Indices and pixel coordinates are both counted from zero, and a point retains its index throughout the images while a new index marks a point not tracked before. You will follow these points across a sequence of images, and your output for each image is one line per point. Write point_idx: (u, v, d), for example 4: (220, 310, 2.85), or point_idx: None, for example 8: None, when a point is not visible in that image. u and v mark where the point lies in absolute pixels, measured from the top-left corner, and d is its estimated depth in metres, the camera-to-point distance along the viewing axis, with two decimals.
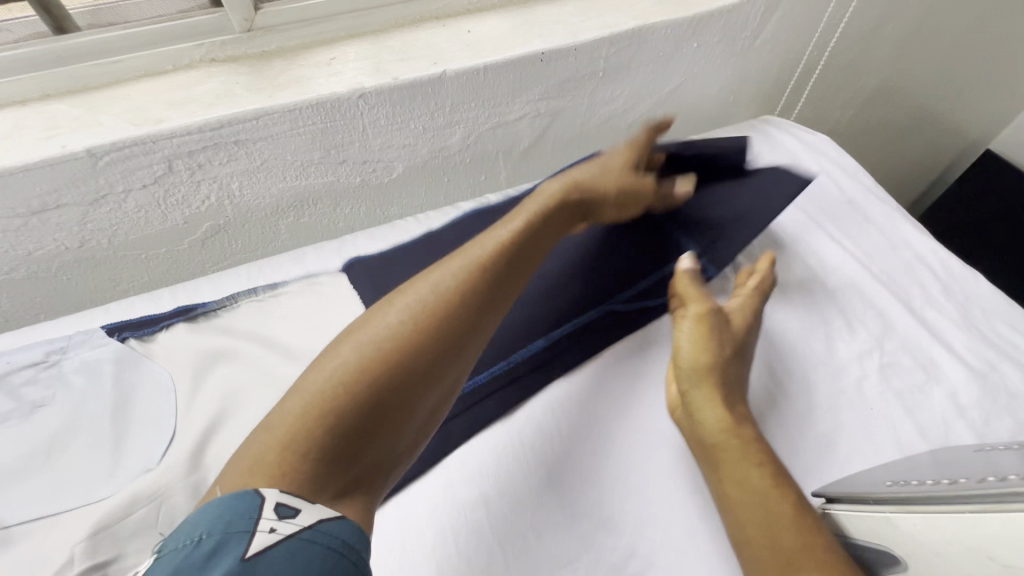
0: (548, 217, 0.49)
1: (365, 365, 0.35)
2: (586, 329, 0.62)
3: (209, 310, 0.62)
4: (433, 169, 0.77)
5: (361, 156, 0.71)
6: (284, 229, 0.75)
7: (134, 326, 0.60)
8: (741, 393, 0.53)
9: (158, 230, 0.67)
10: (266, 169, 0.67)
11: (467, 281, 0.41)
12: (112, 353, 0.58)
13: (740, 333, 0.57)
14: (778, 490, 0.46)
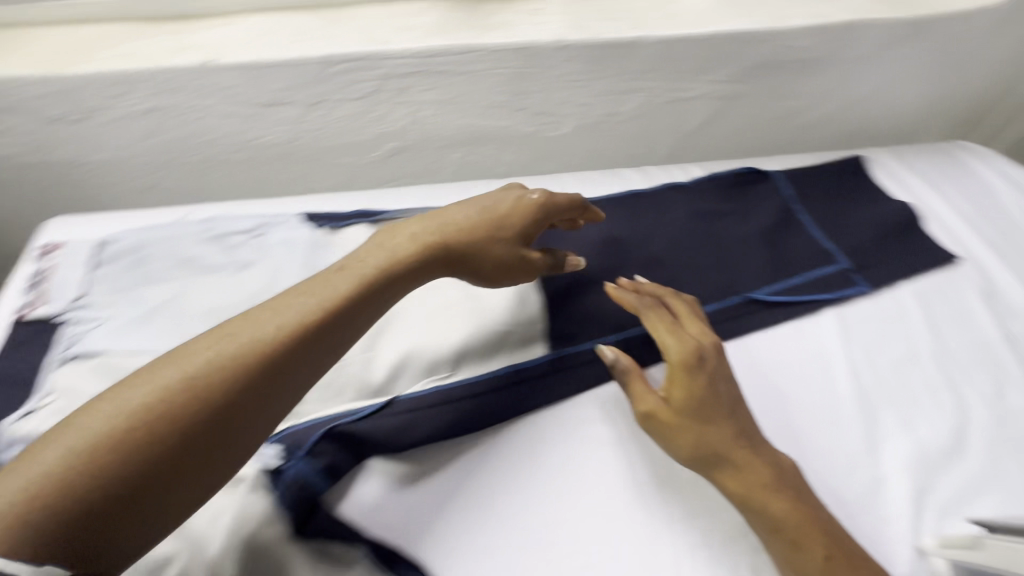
0: (394, 270, 0.45)
1: (178, 401, 0.34)
2: (728, 310, 0.63)
3: (388, 218, 0.69)
4: (600, 132, 0.79)
5: (539, 107, 0.75)
6: (451, 163, 0.81)
7: (328, 218, 0.69)
8: (737, 430, 0.50)
9: (352, 141, 0.75)
10: (457, 102, 0.72)
11: (266, 318, 0.39)
12: (307, 236, 0.66)
13: (703, 379, 0.52)
14: (817, 523, 0.46)
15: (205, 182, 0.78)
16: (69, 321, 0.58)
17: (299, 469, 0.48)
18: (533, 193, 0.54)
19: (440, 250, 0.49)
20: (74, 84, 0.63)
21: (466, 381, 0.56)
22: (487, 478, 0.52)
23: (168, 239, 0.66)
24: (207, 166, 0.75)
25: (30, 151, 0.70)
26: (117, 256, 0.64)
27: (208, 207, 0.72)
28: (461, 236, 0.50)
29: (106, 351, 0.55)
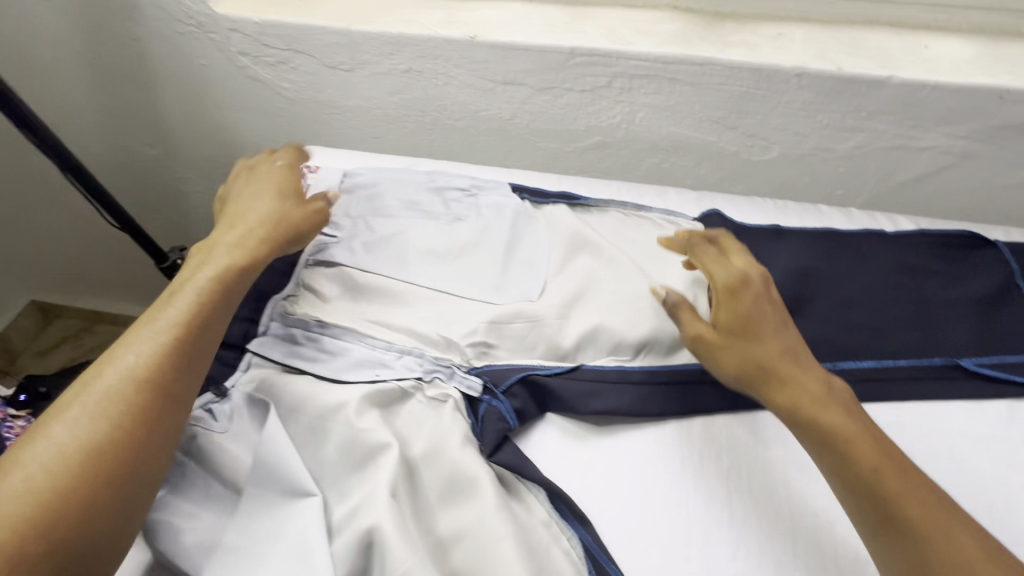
0: (230, 270, 0.55)
1: (169, 354, 0.48)
2: (925, 370, 0.60)
3: (585, 205, 0.74)
4: (805, 165, 0.78)
5: (752, 129, 0.75)
6: (644, 166, 0.83)
7: (533, 192, 0.75)
8: (778, 348, 0.52)
9: (562, 128, 0.81)
10: (673, 110, 0.75)
11: (222, 251, 0.56)
12: (513, 205, 0.73)
13: (743, 301, 0.55)
14: (895, 466, 0.44)
15: (423, 141, 0.87)
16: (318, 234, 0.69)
17: (498, 401, 0.56)
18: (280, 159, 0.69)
19: (278, 197, 0.63)
20: (357, 38, 0.75)
21: (645, 367, 0.59)
22: (655, 460, 0.54)
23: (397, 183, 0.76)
24: (431, 127, 0.85)
25: (301, 88, 0.83)
26: (356, 188, 0.75)
27: (428, 164, 0.82)
28: (273, 188, 0.65)
29: (348, 266, 0.65)
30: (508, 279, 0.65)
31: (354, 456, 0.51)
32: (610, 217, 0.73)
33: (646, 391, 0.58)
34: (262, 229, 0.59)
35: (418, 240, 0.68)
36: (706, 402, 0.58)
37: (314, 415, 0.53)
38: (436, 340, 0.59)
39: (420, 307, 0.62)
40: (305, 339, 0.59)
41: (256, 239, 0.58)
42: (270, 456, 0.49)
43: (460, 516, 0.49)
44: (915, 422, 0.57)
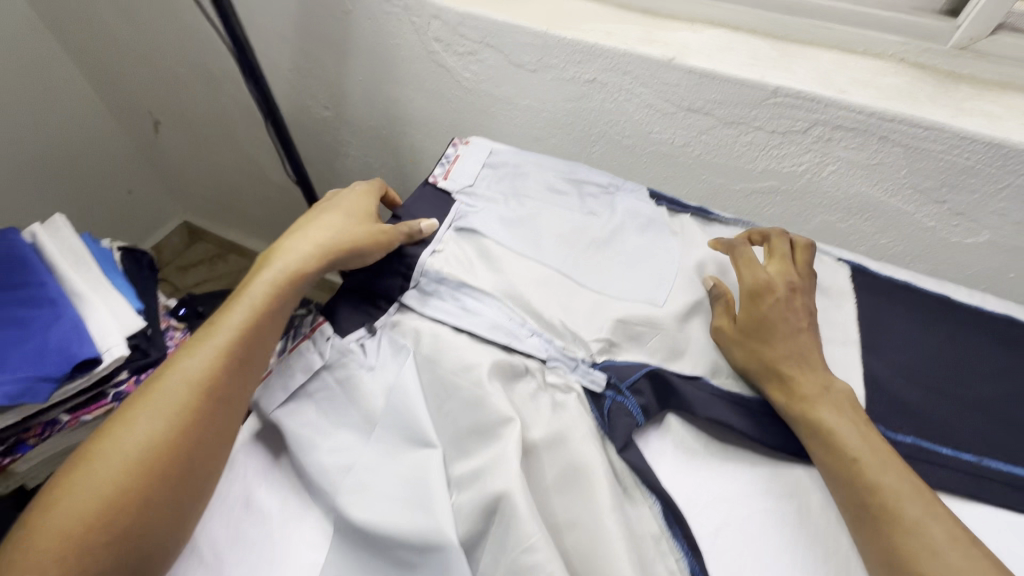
0: (292, 276, 0.57)
1: (239, 332, 0.52)
2: None
3: (719, 222, 0.72)
4: (1019, 259, 0.68)
5: (961, 208, 0.67)
6: (816, 221, 0.77)
7: (672, 201, 0.74)
8: (788, 348, 0.56)
9: (735, 166, 0.76)
10: (872, 169, 0.68)
11: (295, 248, 0.59)
12: (671, 235, 0.70)
13: (767, 305, 0.59)
14: (893, 472, 0.47)
15: (582, 151, 0.86)
16: (458, 202, 0.71)
17: (623, 397, 0.54)
18: (353, 194, 0.68)
19: (348, 219, 0.63)
20: (551, 42, 0.75)
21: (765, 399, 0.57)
22: (778, 512, 0.50)
23: (536, 167, 0.78)
24: (595, 139, 0.84)
25: (480, 79, 0.85)
26: (499, 164, 0.78)
27: (576, 165, 0.79)
28: (344, 212, 0.64)
29: (486, 235, 0.67)
30: (633, 283, 0.64)
31: (477, 421, 0.50)
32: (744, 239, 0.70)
33: (762, 425, 0.55)
34: (324, 242, 0.59)
35: (555, 228, 0.69)
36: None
37: (448, 373, 0.53)
38: (564, 331, 0.59)
39: (548, 290, 0.63)
40: (449, 296, 0.61)
41: (330, 237, 0.59)
42: (405, 402, 0.52)
43: (575, 507, 0.48)
44: None
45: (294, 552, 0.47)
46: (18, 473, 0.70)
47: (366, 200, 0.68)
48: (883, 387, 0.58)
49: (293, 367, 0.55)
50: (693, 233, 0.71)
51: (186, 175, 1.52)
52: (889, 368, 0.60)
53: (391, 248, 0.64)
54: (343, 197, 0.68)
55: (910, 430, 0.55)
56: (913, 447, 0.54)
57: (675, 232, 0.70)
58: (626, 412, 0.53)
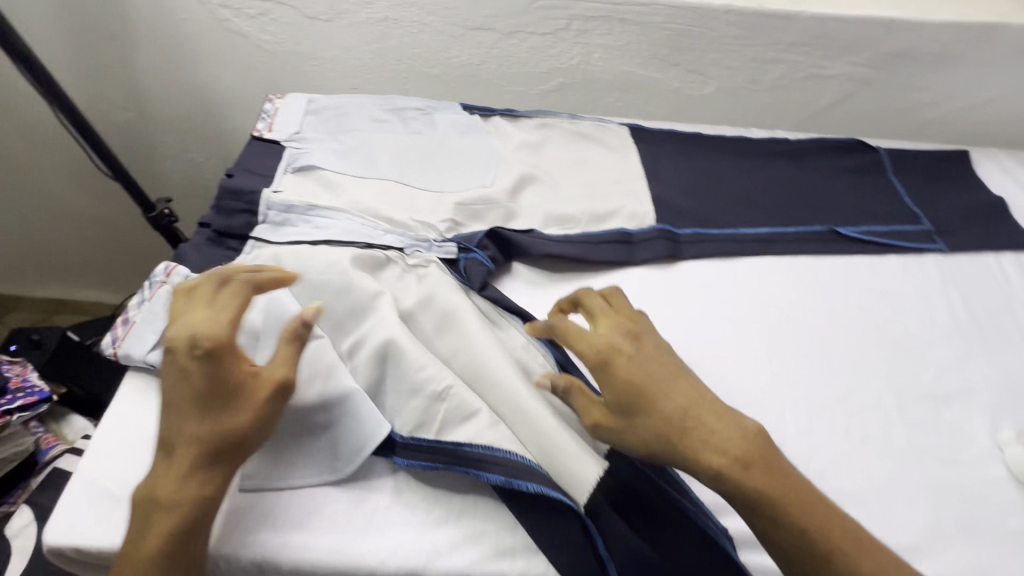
0: (215, 448, 0.41)
1: (177, 529, 0.40)
2: (815, 235, 0.72)
3: (524, 116, 0.85)
4: (741, 96, 0.90)
5: (691, 65, 0.86)
6: (602, 106, 0.93)
7: (482, 108, 0.85)
8: (678, 407, 0.43)
9: (527, 72, 0.90)
10: (623, 49, 0.85)
11: (169, 470, 0.41)
12: (488, 134, 0.81)
13: (624, 371, 0.45)
14: (835, 528, 0.41)
15: (398, 90, 0.94)
16: (288, 147, 0.74)
17: (473, 254, 0.64)
18: (198, 339, 0.42)
19: (227, 404, 0.42)
20: None
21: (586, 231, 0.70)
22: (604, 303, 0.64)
23: (357, 105, 0.83)
24: (406, 76, 0.92)
25: (281, 40, 0.88)
26: (320, 110, 0.82)
27: (393, 97, 0.87)
28: (202, 374, 0.42)
29: (323, 166, 0.72)
30: (464, 176, 0.74)
31: (352, 302, 0.56)
32: (547, 125, 0.83)
33: (589, 248, 0.68)
34: (243, 413, 0.42)
35: (386, 149, 0.76)
36: (634, 255, 0.68)
37: (315, 275, 0.58)
38: (414, 224, 0.67)
39: (390, 198, 0.70)
40: (301, 221, 0.65)
41: (235, 406, 0.42)
42: (282, 308, 0.56)
43: (453, 341, 0.56)
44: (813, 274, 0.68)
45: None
46: None
47: (210, 326, 0.43)
48: (668, 201, 0.74)
49: (158, 312, 0.55)
50: (506, 130, 0.82)
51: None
52: (671, 189, 0.76)
53: (231, 191, 0.66)
54: (176, 322, 0.44)
55: (687, 224, 0.72)
56: (691, 234, 0.70)
57: (490, 131, 0.81)
58: (480, 266, 0.63)
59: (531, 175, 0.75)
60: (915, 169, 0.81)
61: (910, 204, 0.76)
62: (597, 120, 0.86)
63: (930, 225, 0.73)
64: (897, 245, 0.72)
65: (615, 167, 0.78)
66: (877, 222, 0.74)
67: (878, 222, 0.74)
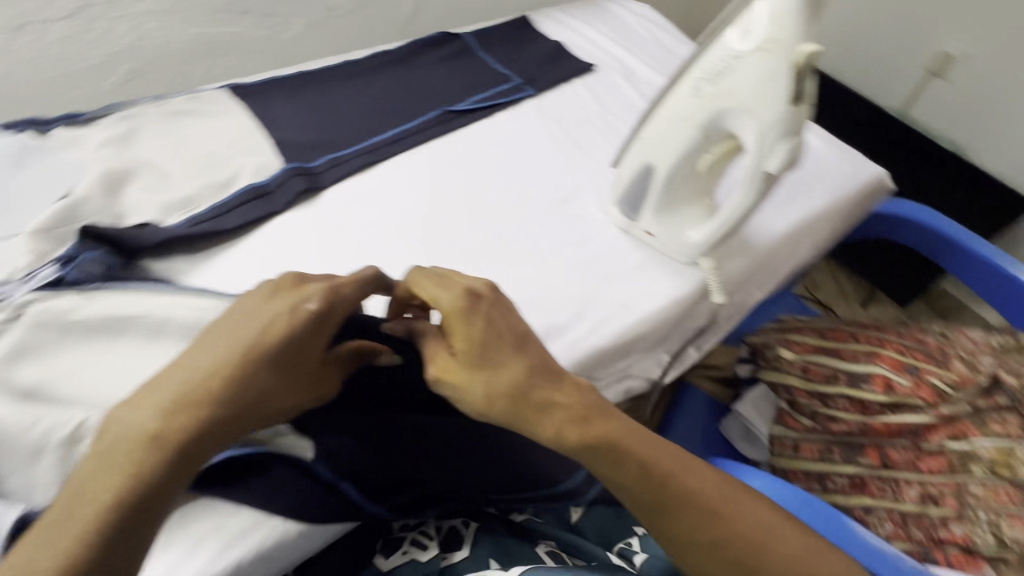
0: (245, 362, 0.41)
1: (159, 441, 0.37)
2: (433, 120, 0.79)
3: (93, 116, 0.71)
4: (335, 26, 0.91)
5: (263, 9, 0.83)
6: (196, 75, 0.85)
7: (28, 123, 0.68)
8: (513, 374, 0.48)
9: (75, 68, 0.75)
10: (176, 11, 0.77)
11: (146, 410, 0.38)
12: (45, 146, 0.65)
13: (477, 323, 0.49)
14: (662, 460, 0.50)
15: None
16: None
17: (66, 272, 0.52)
18: (308, 297, 0.45)
19: (281, 378, 0.43)
20: None
21: (215, 202, 0.64)
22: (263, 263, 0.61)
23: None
24: None
25: None
26: None
27: None
28: (294, 343, 0.43)
29: None
30: (31, 204, 0.60)
31: None
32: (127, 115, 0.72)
33: (221, 218, 0.63)
34: (288, 344, 0.43)
35: None
36: (274, 204, 0.65)
37: None
38: None
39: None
40: None
41: (285, 342, 0.43)
42: None
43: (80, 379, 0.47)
44: (439, 150, 0.75)
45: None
46: None
47: (345, 302, 0.47)
48: (293, 143, 0.72)
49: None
50: (76, 136, 0.68)
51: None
52: (293, 131, 0.74)
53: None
54: (285, 294, 0.45)
55: (318, 156, 0.71)
56: (325, 162, 0.70)
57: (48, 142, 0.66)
58: (98, 266, 0.54)
59: (124, 171, 0.64)
60: (493, 41, 0.94)
61: (499, 69, 0.89)
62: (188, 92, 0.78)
63: (518, 79, 0.87)
64: (498, 104, 0.83)
65: (226, 132, 0.72)
66: (478, 94, 0.84)
67: (480, 92, 0.84)
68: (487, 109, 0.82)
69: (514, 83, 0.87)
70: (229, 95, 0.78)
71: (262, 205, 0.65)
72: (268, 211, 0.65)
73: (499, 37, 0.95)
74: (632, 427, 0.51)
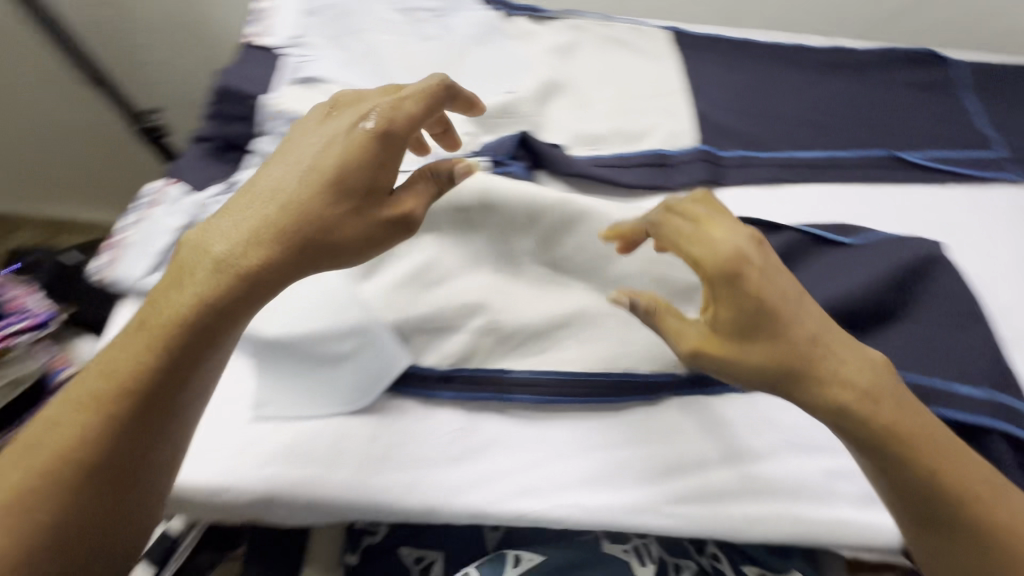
0: (333, 178, 0.39)
1: (264, 246, 0.37)
2: (871, 159, 0.65)
3: (550, 15, 0.73)
4: None
5: None
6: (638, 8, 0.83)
7: (502, 1, 0.73)
8: (809, 333, 0.37)
9: None
10: None
11: (226, 243, 0.37)
12: (489, 19, 0.71)
13: (755, 287, 0.37)
14: (972, 474, 0.37)
15: None
16: (286, 55, 0.65)
17: (508, 168, 0.57)
18: (367, 118, 0.41)
19: (324, 216, 0.38)
20: None
21: (620, 153, 0.62)
22: None
23: (361, 4, 0.71)
24: None
25: None
26: (322, 9, 0.71)
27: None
28: (358, 170, 0.40)
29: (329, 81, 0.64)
30: (487, 83, 0.65)
31: None
32: (576, 25, 0.73)
33: (619, 171, 0.60)
34: (360, 158, 0.40)
35: (407, 52, 0.68)
36: (672, 179, 0.61)
37: None
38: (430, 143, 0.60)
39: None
40: None
41: (321, 171, 0.39)
42: None
43: (517, 287, 0.51)
44: (860, 193, 0.63)
45: (224, 399, 0.49)
46: None
47: (410, 118, 0.41)
48: (707, 119, 0.66)
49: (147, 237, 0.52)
50: (532, 32, 0.71)
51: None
52: (713, 105, 0.68)
53: (227, 92, 0.59)
54: (341, 113, 0.43)
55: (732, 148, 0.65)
56: (740, 156, 0.64)
57: (505, 18, 0.72)
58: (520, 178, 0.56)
59: (557, 85, 0.66)
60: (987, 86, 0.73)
61: (987, 129, 0.68)
62: (634, 20, 0.74)
63: (1003, 150, 0.66)
64: (960, 170, 0.64)
65: (658, 77, 0.69)
66: (942, 148, 0.66)
67: (943, 147, 0.66)
68: (945, 170, 0.64)
69: (995, 153, 0.66)
70: (670, 35, 0.74)
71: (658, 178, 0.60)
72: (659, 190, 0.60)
73: (995, 83, 0.73)
74: (900, 402, 0.37)
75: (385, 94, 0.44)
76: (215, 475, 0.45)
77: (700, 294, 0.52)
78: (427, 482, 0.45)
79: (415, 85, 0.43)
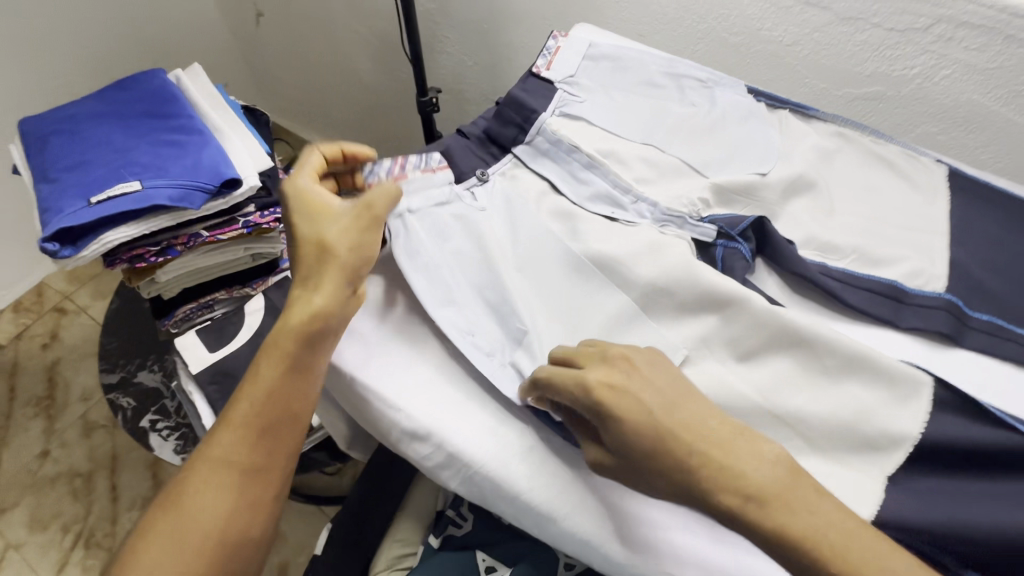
0: (346, 262, 0.51)
1: (294, 363, 0.49)
2: None
3: (818, 117, 0.73)
4: None
5: None
6: (917, 134, 0.79)
7: (769, 97, 0.74)
8: (695, 445, 0.41)
9: (847, 69, 0.78)
10: (991, 74, 0.70)
11: (331, 288, 0.51)
12: (753, 105, 0.73)
13: (617, 423, 0.42)
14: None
15: (686, 50, 0.88)
16: (560, 90, 0.70)
17: (735, 244, 0.59)
18: (332, 228, 0.53)
19: (362, 224, 0.53)
20: None
21: (851, 270, 0.59)
22: None
23: (637, 61, 0.75)
24: (706, 36, 0.85)
25: None
26: (598, 57, 0.75)
27: (683, 61, 0.79)
28: (347, 238, 0.52)
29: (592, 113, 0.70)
30: (736, 162, 0.66)
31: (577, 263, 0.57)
32: (840, 133, 0.71)
33: (846, 288, 0.58)
34: (337, 248, 0.52)
35: (670, 108, 0.72)
36: (901, 317, 0.57)
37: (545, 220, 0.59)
38: (665, 195, 0.63)
39: (649, 160, 0.66)
40: (561, 159, 0.65)
41: (338, 250, 0.51)
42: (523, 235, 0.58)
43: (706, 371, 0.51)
44: None
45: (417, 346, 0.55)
46: (160, 279, 0.84)
47: (336, 214, 0.54)
48: (967, 271, 0.60)
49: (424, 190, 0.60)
50: (795, 127, 0.72)
51: (277, 75, 1.50)
52: (978, 258, 0.62)
53: (514, 101, 0.67)
54: (310, 214, 0.54)
55: (982, 311, 0.58)
56: (989, 324, 0.57)
57: (770, 108, 0.74)
58: (739, 261, 0.58)
59: (807, 183, 0.66)
60: None
61: None
62: (908, 146, 0.70)
63: None
64: None
65: (919, 212, 0.64)
66: None
67: None
68: None
69: None
70: (950, 169, 0.68)
71: (885, 312, 0.57)
72: (882, 322, 0.57)
73: None
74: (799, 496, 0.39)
75: (313, 187, 0.55)
76: (396, 395, 0.51)
77: (895, 452, 0.48)
78: (559, 489, 0.48)
79: (309, 186, 0.55)
